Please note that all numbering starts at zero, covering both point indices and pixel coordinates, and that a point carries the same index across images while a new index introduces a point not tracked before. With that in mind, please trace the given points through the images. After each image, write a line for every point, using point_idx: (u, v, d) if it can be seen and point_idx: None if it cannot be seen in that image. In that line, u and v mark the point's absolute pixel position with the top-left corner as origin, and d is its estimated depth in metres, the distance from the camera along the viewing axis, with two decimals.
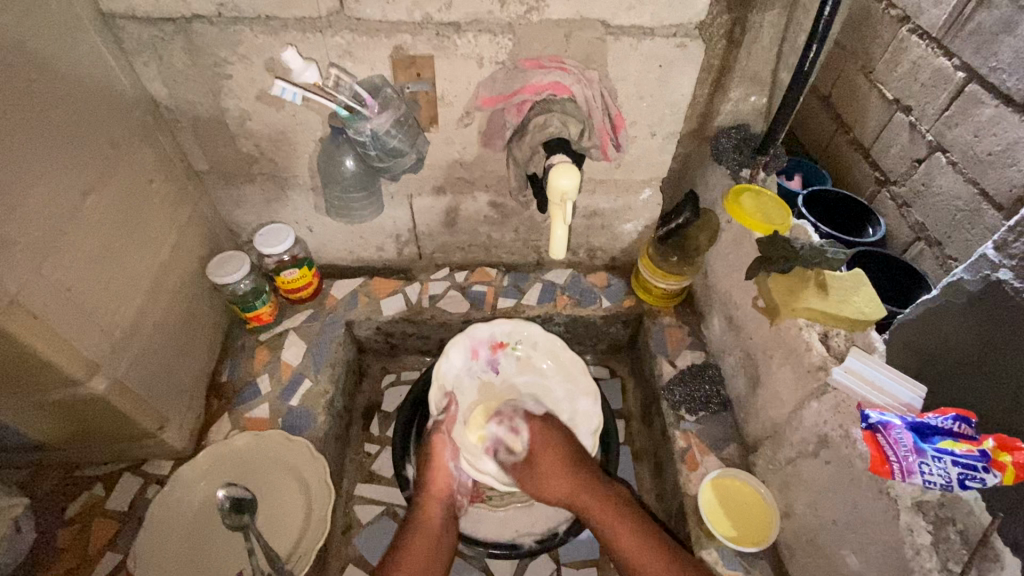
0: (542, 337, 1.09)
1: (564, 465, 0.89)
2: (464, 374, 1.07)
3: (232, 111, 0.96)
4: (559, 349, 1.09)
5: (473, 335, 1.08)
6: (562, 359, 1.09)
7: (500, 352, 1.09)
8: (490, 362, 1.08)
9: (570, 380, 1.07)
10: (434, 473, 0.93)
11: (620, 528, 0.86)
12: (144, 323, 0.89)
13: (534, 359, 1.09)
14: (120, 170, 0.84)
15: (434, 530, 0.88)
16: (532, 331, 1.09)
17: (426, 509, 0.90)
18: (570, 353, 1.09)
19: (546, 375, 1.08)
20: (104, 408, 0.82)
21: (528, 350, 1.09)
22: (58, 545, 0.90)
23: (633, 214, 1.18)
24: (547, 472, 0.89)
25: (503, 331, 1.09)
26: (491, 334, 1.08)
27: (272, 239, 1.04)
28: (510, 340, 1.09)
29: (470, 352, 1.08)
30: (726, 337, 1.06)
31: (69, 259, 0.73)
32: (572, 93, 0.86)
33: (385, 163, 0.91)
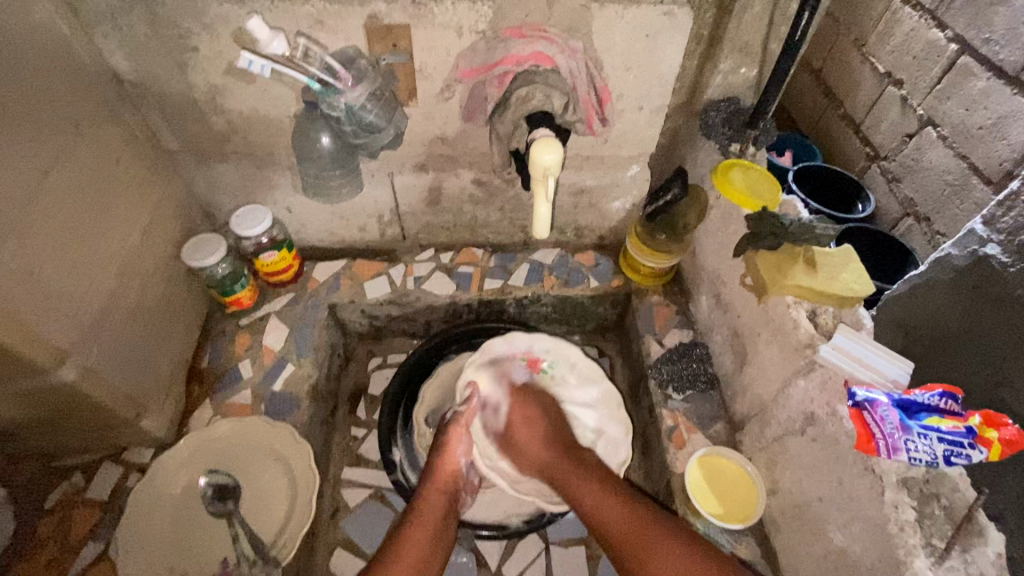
0: (581, 359, 1.07)
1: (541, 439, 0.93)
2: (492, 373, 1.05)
3: (201, 86, 0.91)
4: (596, 374, 1.06)
5: (512, 339, 1.07)
6: (596, 388, 1.05)
7: (533, 366, 1.07)
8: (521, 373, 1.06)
9: (602, 408, 1.03)
10: (442, 466, 0.91)
11: (598, 486, 0.85)
12: (115, 310, 0.86)
13: (569, 379, 1.06)
14: (83, 149, 0.80)
15: (431, 522, 0.85)
16: (570, 353, 1.07)
17: (430, 499, 0.88)
18: (605, 384, 1.05)
19: (574, 392, 1.05)
20: (79, 397, 0.80)
21: (564, 370, 1.06)
22: (38, 535, 0.88)
23: (621, 191, 1.15)
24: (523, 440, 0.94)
25: (544, 346, 1.08)
26: (530, 345, 1.07)
27: (248, 221, 1.01)
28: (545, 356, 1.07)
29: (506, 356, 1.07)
30: (714, 316, 1.05)
31: (29, 244, 0.69)
32: (555, 63, 0.84)
33: (360, 139, 0.88)
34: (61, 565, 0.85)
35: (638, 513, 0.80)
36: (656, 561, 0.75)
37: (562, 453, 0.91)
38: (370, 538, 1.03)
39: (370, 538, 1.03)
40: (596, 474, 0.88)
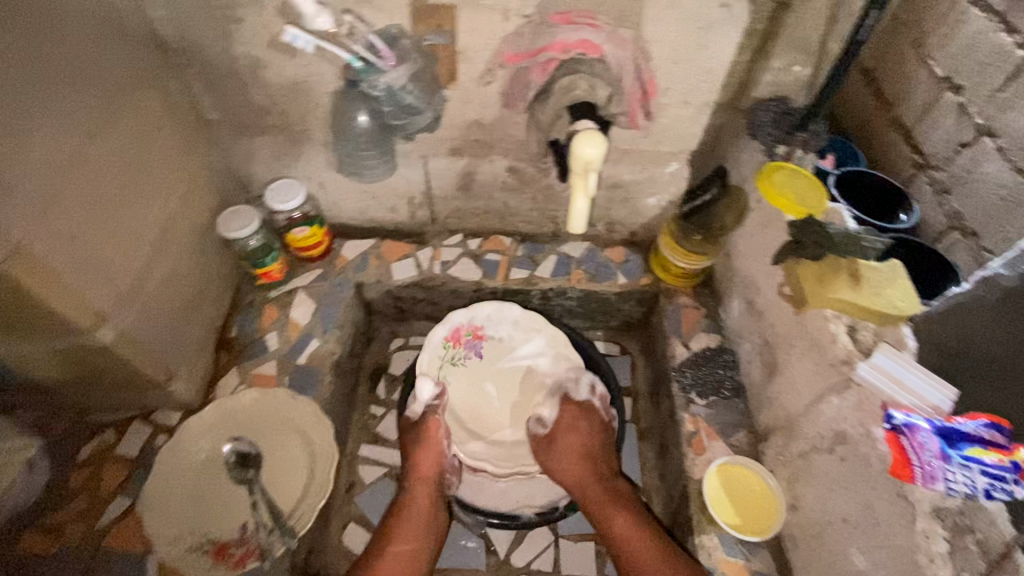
0: (521, 316, 1.10)
1: (581, 453, 0.94)
2: (435, 360, 1.07)
3: (244, 58, 0.91)
4: (538, 324, 1.11)
5: (451, 320, 1.09)
6: (541, 336, 1.10)
7: (480, 338, 1.11)
8: (468, 349, 1.10)
9: (553, 350, 1.09)
10: (425, 455, 0.94)
11: (617, 524, 0.88)
12: (152, 277, 0.87)
13: (514, 340, 1.10)
14: (128, 114, 0.81)
15: (422, 511, 0.90)
16: (509, 314, 1.11)
17: (419, 489, 0.92)
18: (546, 330, 1.10)
19: (521, 347, 1.10)
20: (112, 357, 0.82)
21: (508, 329, 1.11)
22: (71, 486, 0.92)
23: (658, 187, 1.12)
24: (563, 453, 0.95)
25: (483, 316, 1.11)
26: (471, 319, 1.10)
27: (282, 195, 1.03)
28: (488, 326, 1.11)
29: (450, 337, 1.09)
30: (744, 322, 1.03)
31: (74, 207, 0.71)
32: (602, 53, 0.79)
33: (399, 120, 0.86)
34: (91, 516, 0.89)
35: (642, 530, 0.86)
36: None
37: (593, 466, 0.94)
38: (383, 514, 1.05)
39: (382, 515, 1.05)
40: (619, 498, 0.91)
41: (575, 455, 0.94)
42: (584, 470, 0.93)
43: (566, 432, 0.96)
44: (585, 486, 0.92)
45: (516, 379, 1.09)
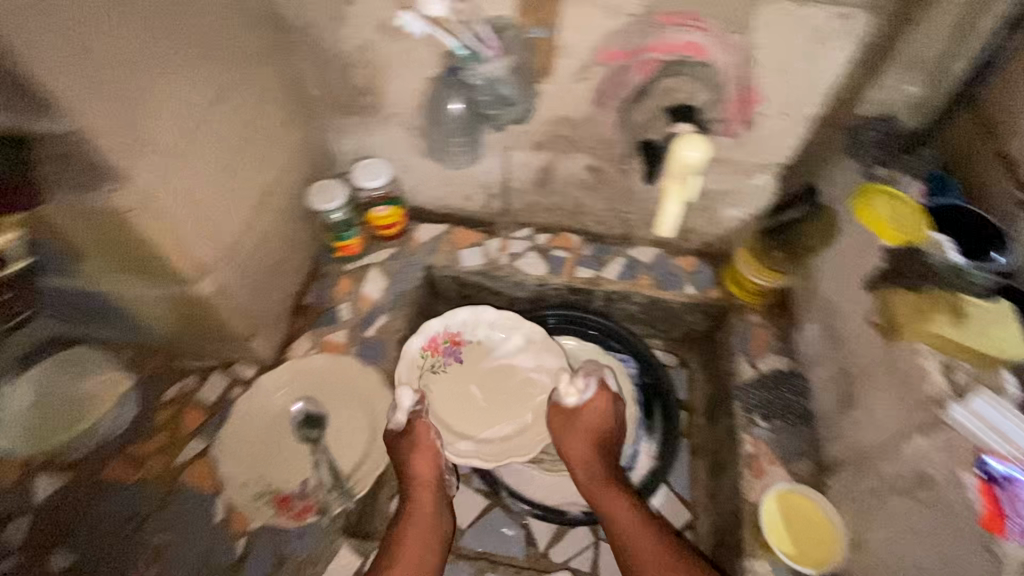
0: (496, 317, 1.11)
1: (594, 437, 0.97)
2: (414, 369, 1.06)
3: (350, 40, 0.93)
4: (514, 323, 1.12)
5: (428, 329, 1.08)
6: (519, 334, 1.12)
7: (457, 343, 1.11)
8: (447, 355, 1.10)
9: (533, 347, 1.12)
10: (421, 460, 0.93)
11: (620, 513, 0.91)
12: (246, 239, 0.93)
13: (493, 340, 1.12)
14: (244, 85, 0.86)
15: (423, 518, 0.91)
16: (485, 316, 1.11)
17: (417, 493, 0.93)
18: (525, 328, 1.11)
19: (500, 348, 1.12)
20: (207, 308, 0.89)
21: (484, 331, 1.12)
22: (155, 422, 1.00)
23: (740, 199, 1.09)
24: (576, 433, 0.98)
25: (459, 322, 1.10)
26: (447, 325, 1.09)
27: (368, 173, 1.08)
28: (465, 330, 1.11)
29: (427, 346, 1.08)
30: (819, 347, 0.99)
31: (193, 166, 0.77)
32: (705, 56, 0.81)
33: (494, 111, 0.88)
34: (170, 453, 0.97)
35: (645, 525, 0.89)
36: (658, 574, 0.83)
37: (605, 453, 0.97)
38: None
39: None
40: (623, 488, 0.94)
41: (586, 439, 0.97)
42: (593, 455, 0.97)
43: (585, 415, 0.98)
44: (588, 469, 0.96)
45: (498, 377, 1.11)
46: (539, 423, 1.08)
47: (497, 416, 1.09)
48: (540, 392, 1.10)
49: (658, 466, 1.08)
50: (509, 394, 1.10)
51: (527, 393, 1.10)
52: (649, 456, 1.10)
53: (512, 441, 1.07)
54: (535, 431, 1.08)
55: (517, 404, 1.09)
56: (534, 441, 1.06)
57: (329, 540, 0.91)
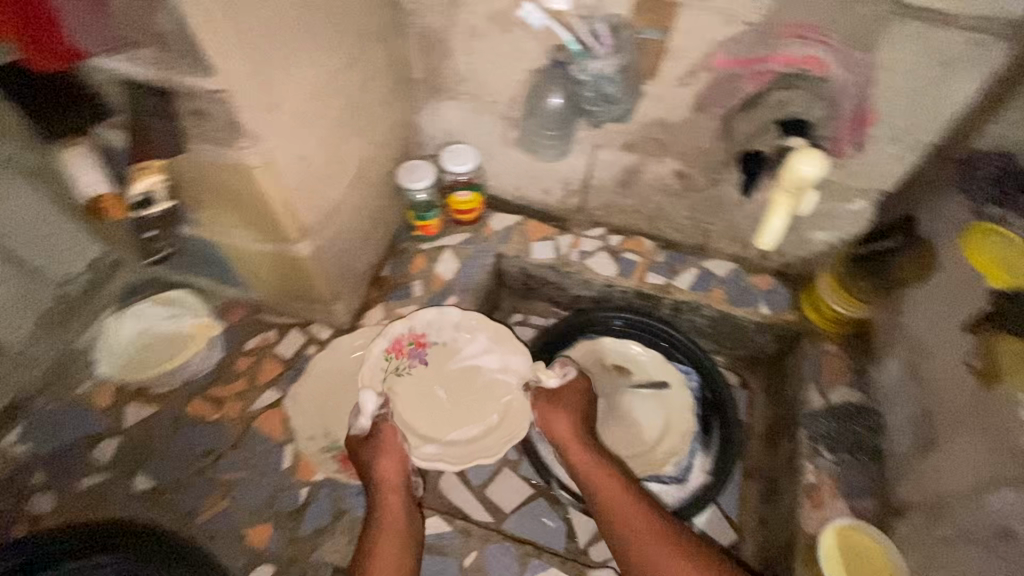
0: (461, 317, 1.06)
1: (575, 413, 1.00)
2: (378, 373, 1.02)
3: (462, 26, 0.95)
4: (480, 322, 1.07)
5: (390, 331, 1.04)
6: (485, 333, 1.06)
7: (422, 345, 1.06)
8: (412, 358, 1.05)
9: (499, 346, 1.06)
10: (388, 462, 0.90)
11: (610, 491, 0.93)
12: (342, 209, 0.98)
13: (457, 341, 1.06)
14: (362, 62, 0.90)
15: (396, 525, 0.86)
16: (449, 316, 1.06)
17: (387, 498, 0.88)
18: (490, 327, 1.06)
19: (466, 348, 1.06)
20: (300, 268, 0.95)
21: (449, 332, 1.06)
22: (236, 368, 1.06)
23: (830, 223, 1.06)
24: (559, 409, 0.99)
25: (424, 323, 1.06)
26: (411, 327, 1.05)
27: (457, 159, 1.10)
28: (429, 331, 1.06)
29: (391, 349, 1.04)
30: (898, 386, 0.95)
31: (310, 135, 0.81)
32: (828, 71, 0.77)
33: (595, 107, 0.89)
34: (246, 399, 1.03)
35: (636, 505, 0.90)
36: (657, 556, 0.85)
37: (586, 430, 0.99)
38: (483, 476, 1.11)
39: (482, 476, 1.11)
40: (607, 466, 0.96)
41: (568, 416, 0.99)
42: (575, 431, 0.98)
43: (566, 393, 1.01)
44: (570, 444, 0.97)
45: (465, 380, 1.06)
46: (505, 424, 1.03)
47: (466, 419, 1.03)
48: (505, 393, 1.05)
49: (711, 482, 1.07)
50: (475, 396, 1.05)
51: (493, 395, 1.05)
52: (703, 471, 1.08)
53: (478, 442, 1.02)
54: (501, 432, 1.03)
55: (483, 406, 1.04)
56: (500, 442, 1.02)
57: None
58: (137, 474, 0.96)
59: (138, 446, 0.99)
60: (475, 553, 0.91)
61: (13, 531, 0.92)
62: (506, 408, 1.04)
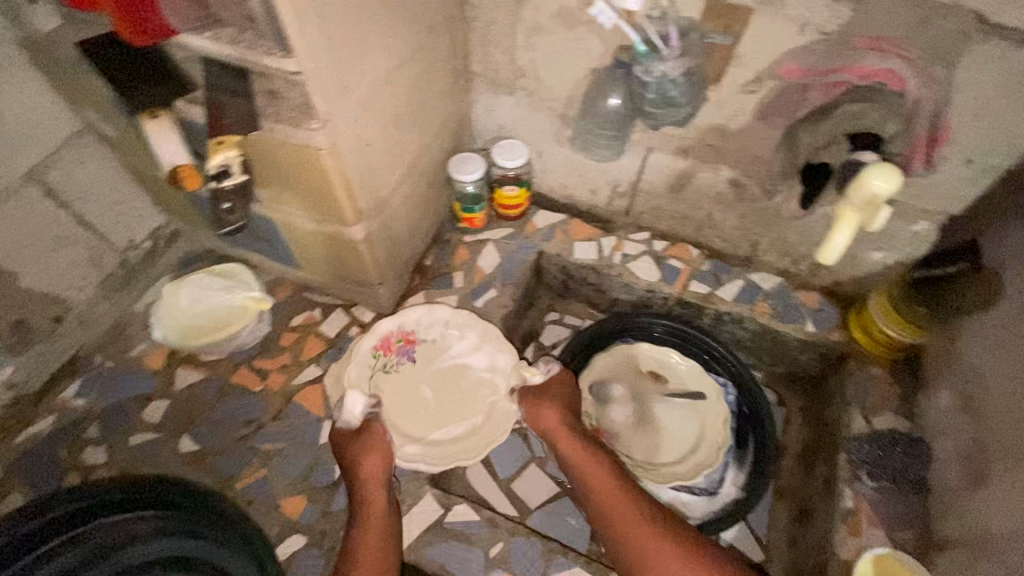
0: (451, 314, 1.06)
1: (564, 409, 0.97)
2: (364, 370, 1.02)
3: (526, 22, 0.96)
4: (470, 320, 1.07)
5: (379, 328, 1.04)
6: (474, 331, 1.06)
7: (411, 343, 1.06)
8: (400, 355, 1.04)
9: (488, 344, 1.06)
10: (373, 459, 0.89)
11: (606, 490, 0.90)
12: (395, 196, 1.00)
13: (445, 339, 1.06)
14: (428, 52, 0.92)
15: (380, 520, 0.86)
16: (439, 315, 1.07)
17: (371, 495, 0.88)
18: (479, 326, 1.06)
19: (454, 346, 1.06)
20: (352, 250, 0.98)
21: (437, 330, 1.06)
22: (281, 342, 1.10)
23: (888, 243, 1.03)
24: (547, 404, 0.97)
25: (413, 321, 1.06)
26: (400, 325, 1.05)
27: (509, 153, 1.10)
28: (419, 329, 1.06)
29: (379, 346, 1.04)
30: (948, 416, 0.91)
31: (373, 120, 0.83)
32: (903, 86, 0.73)
33: (656, 109, 0.88)
34: (289, 372, 1.06)
35: (633, 506, 0.88)
36: (660, 560, 0.83)
37: (575, 428, 0.97)
38: (510, 469, 1.12)
39: (509, 470, 1.12)
40: (601, 465, 0.93)
41: (556, 412, 0.96)
42: (565, 429, 0.96)
43: (554, 390, 0.99)
44: (560, 442, 0.95)
45: (451, 378, 1.05)
46: (488, 424, 1.01)
47: (452, 419, 1.02)
48: (492, 391, 1.04)
49: (743, 498, 1.05)
50: (463, 394, 1.04)
51: (480, 394, 1.04)
52: (735, 486, 1.07)
53: (461, 442, 1.00)
54: (484, 433, 1.01)
55: (468, 406, 1.03)
56: (482, 443, 1.00)
57: (416, 484, 0.96)
58: (183, 436, 1.00)
59: (185, 409, 1.03)
60: (501, 543, 0.92)
61: (67, 479, 0.97)
62: (490, 409, 1.03)
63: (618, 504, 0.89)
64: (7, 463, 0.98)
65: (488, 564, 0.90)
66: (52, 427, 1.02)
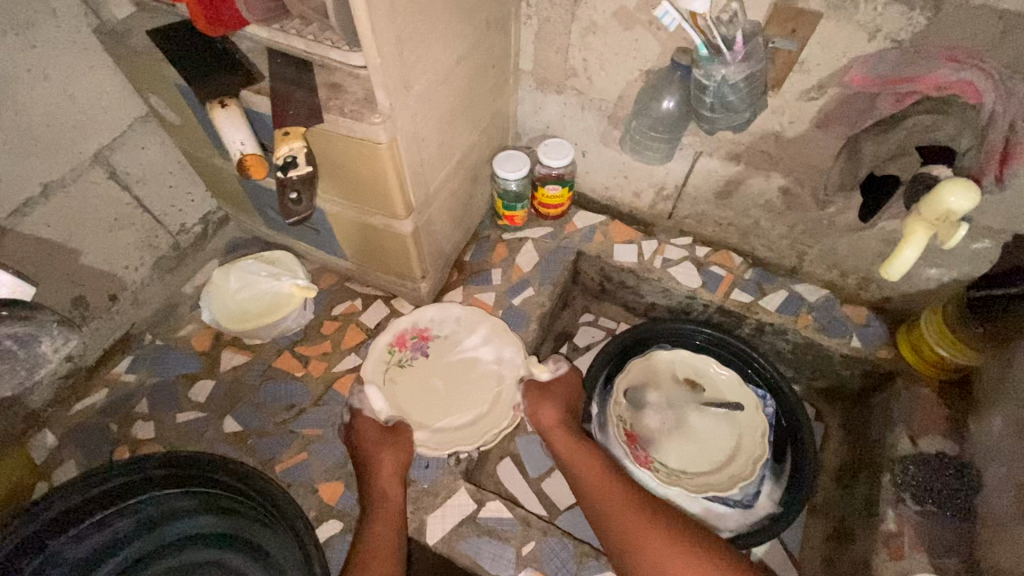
0: (463, 311, 1.09)
1: (563, 406, 1.02)
2: (380, 365, 1.04)
3: (582, 21, 0.95)
4: (481, 315, 1.09)
5: (394, 325, 1.07)
6: (485, 325, 1.09)
7: (425, 339, 1.08)
8: (415, 351, 1.06)
9: (497, 337, 1.08)
10: (387, 455, 0.92)
11: (602, 485, 0.93)
12: (443, 190, 1.01)
13: (456, 335, 1.09)
14: (483, 49, 0.92)
15: (391, 513, 0.88)
16: (450, 311, 1.10)
17: (385, 487, 0.90)
18: (488, 319, 1.09)
19: (465, 341, 1.08)
20: (399, 243, 0.99)
21: (450, 326, 1.09)
22: (322, 330, 1.12)
23: (945, 261, 1.00)
24: (547, 399, 1.02)
25: (426, 318, 1.09)
26: (415, 322, 1.08)
27: (555, 152, 1.09)
28: (433, 326, 1.09)
29: (394, 342, 1.06)
30: (1002, 444, 0.87)
31: (429, 117, 0.84)
32: (981, 99, 0.71)
33: (714, 114, 0.87)
34: (330, 360, 1.08)
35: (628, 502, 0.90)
36: (657, 557, 0.83)
37: (574, 425, 1.01)
38: (540, 468, 1.12)
39: (539, 468, 1.12)
40: (598, 462, 0.96)
41: (555, 407, 1.01)
42: (563, 425, 1.00)
43: (555, 387, 1.05)
44: (558, 437, 0.99)
45: (460, 370, 1.06)
46: (493, 412, 1.03)
47: (458, 409, 1.03)
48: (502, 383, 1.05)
49: (779, 513, 1.03)
50: (471, 386, 1.05)
51: (488, 384, 1.05)
52: (770, 500, 1.05)
53: (467, 429, 1.01)
54: (489, 420, 1.02)
55: (475, 397, 1.04)
56: (484, 432, 1.00)
57: (449, 477, 0.97)
58: (226, 416, 1.03)
59: (230, 390, 1.06)
60: (533, 542, 0.92)
61: (116, 452, 1.01)
62: (495, 398, 1.04)
63: (615, 496, 0.91)
64: (62, 432, 1.03)
65: (519, 561, 0.91)
66: (105, 400, 1.06)
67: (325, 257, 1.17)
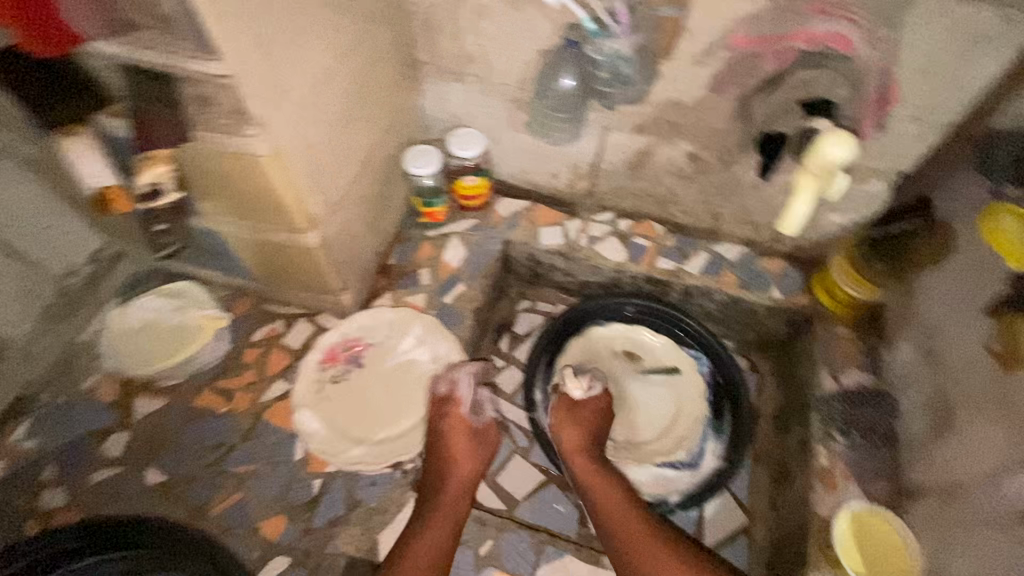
0: (394, 314, 1.07)
1: (588, 427, 1.02)
2: (312, 385, 1.01)
3: (471, 4, 0.91)
4: (412, 316, 1.07)
5: (323, 342, 1.04)
6: (418, 326, 1.07)
7: (358, 350, 1.05)
8: (348, 363, 1.03)
9: (430, 337, 1.06)
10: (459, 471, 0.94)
11: (613, 509, 0.92)
12: (350, 196, 0.95)
13: (390, 340, 1.06)
14: (369, 42, 0.87)
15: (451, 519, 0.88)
16: (381, 317, 1.07)
17: (455, 498, 0.91)
18: (420, 319, 1.07)
19: (399, 345, 1.06)
20: (310, 258, 0.93)
21: (383, 332, 1.07)
22: (243, 359, 1.05)
23: (846, 204, 1.05)
24: (575, 419, 1.02)
25: (356, 327, 1.06)
26: (343, 335, 1.05)
27: (465, 142, 1.06)
28: (364, 336, 1.06)
29: (325, 359, 1.04)
30: (912, 371, 0.93)
31: (316, 121, 0.79)
32: (852, 49, 0.75)
33: (610, 88, 0.91)
34: (255, 391, 1.01)
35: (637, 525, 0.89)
36: None
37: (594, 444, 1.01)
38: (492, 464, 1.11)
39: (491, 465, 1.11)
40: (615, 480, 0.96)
41: (582, 426, 1.01)
42: (588, 442, 1.00)
43: (585, 409, 1.04)
44: (574, 457, 0.98)
45: (397, 376, 1.04)
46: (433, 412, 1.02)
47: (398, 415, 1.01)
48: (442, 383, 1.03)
49: (725, 467, 1.07)
50: (409, 390, 1.03)
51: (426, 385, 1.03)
52: (715, 456, 1.08)
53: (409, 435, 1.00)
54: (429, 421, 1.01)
55: (415, 400, 1.03)
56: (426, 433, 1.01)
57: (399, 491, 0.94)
58: (148, 468, 0.95)
59: (149, 439, 0.98)
60: (490, 541, 0.92)
61: (24, 530, 0.91)
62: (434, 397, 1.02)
63: (625, 519, 0.90)
64: None
65: (479, 563, 0.90)
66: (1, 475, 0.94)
67: (236, 281, 1.09)
